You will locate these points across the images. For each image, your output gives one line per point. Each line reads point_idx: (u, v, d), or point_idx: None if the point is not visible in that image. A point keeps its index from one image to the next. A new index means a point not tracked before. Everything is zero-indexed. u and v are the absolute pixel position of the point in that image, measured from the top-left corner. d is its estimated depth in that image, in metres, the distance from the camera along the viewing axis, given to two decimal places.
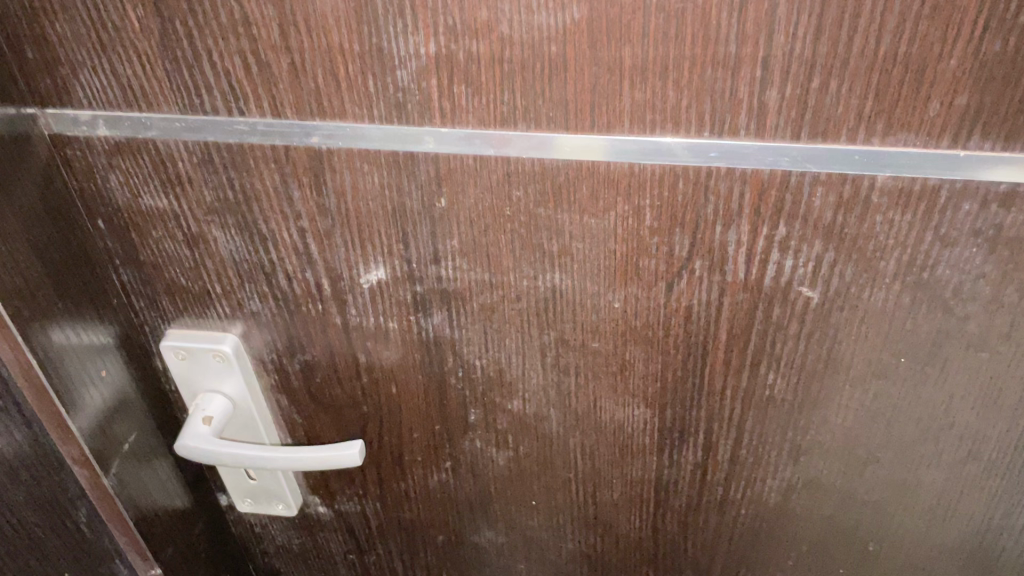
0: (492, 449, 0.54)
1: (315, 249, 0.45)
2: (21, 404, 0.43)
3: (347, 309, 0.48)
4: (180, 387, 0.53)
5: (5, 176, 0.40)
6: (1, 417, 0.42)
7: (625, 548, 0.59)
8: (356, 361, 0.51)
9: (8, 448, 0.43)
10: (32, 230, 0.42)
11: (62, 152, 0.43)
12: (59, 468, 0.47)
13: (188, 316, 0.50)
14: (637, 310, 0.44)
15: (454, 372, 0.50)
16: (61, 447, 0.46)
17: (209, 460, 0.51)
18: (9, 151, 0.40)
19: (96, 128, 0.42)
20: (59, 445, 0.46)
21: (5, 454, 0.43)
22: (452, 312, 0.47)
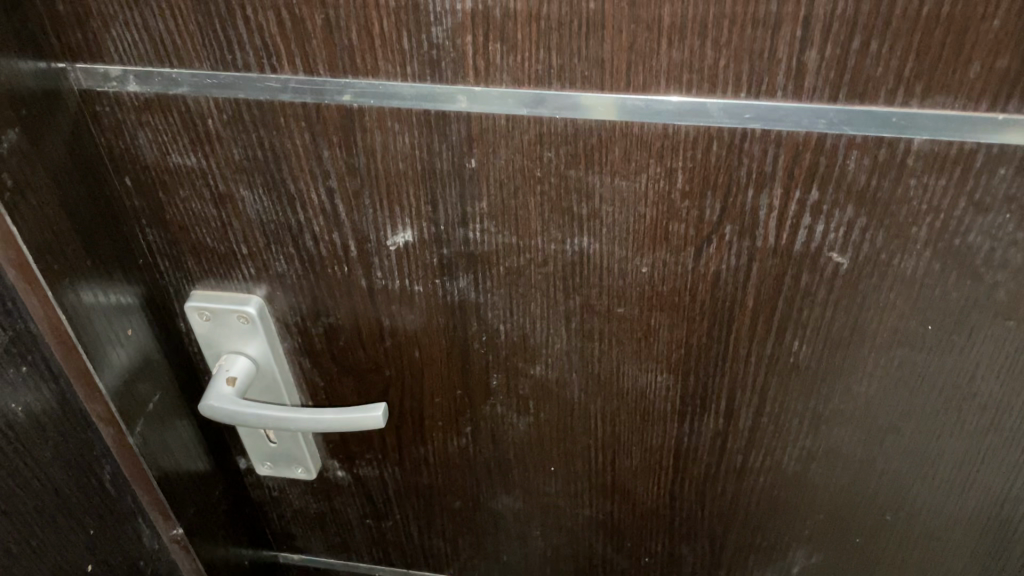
0: (513, 414, 0.55)
1: (343, 210, 0.45)
2: (49, 359, 0.43)
3: (373, 271, 0.48)
4: (204, 348, 0.53)
5: (36, 129, 0.40)
6: (32, 372, 0.42)
7: (641, 516, 0.59)
8: (379, 324, 0.51)
9: (38, 403, 0.43)
10: (62, 185, 0.42)
11: (92, 108, 0.43)
12: (86, 425, 0.47)
13: (213, 277, 0.50)
14: (665, 276, 0.44)
15: (478, 336, 0.50)
16: (87, 404, 0.47)
17: (233, 421, 0.51)
18: (40, 104, 0.40)
19: (127, 84, 0.42)
20: (86, 402, 0.47)
21: (36, 409, 0.43)
22: (478, 275, 0.47)
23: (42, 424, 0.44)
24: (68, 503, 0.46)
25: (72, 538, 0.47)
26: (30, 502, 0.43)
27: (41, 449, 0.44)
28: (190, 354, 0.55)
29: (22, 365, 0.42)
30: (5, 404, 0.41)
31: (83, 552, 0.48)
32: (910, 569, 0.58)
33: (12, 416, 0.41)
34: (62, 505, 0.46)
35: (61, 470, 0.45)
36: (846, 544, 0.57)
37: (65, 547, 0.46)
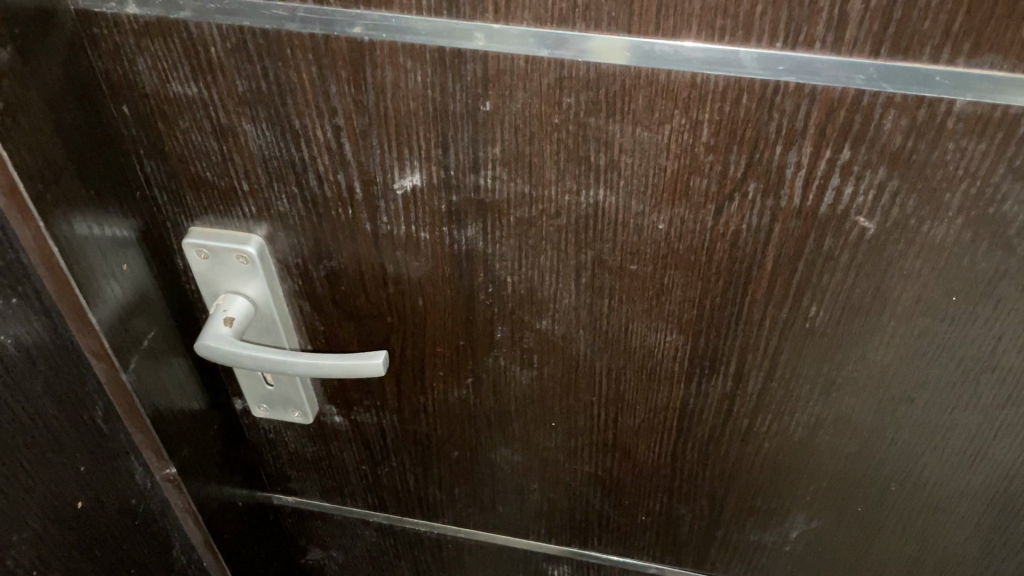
0: (516, 367, 0.53)
1: (350, 150, 0.43)
2: (41, 291, 0.42)
3: (378, 215, 0.46)
4: (201, 287, 0.52)
5: (31, 49, 0.38)
6: (22, 303, 0.41)
7: (642, 475, 0.59)
8: (383, 269, 0.49)
9: (29, 336, 0.42)
10: (56, 109, 0.40)
11: (89, 29, 0.41)
12: (79, 361, 0.46)
13: (212, 214, 0.48)
14: (681, 233, 0.43)
15: (484, 288, 0.49)
16: (80, 339, 0.45)
17: (230, 362, 0.50)
18: (35, 23, 0.38)
19: (126, 5, 0.40)
20: (79, 337, 0.45)
21: (27, 342, 0.42)
22: (487, 224, 0.45)
23: (32, 357, 0.42)
24: (58, 439, 0.45)
25: (61, 473, 0.46)
26: (19, 437, 0.42)
27: (31, 382, 0.42)
28: (188, 291, 0.54)
29: (13, 297, 0.40)
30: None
31: (73, 488, 0.47)
32: (909, 539, 0.57)
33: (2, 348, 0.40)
34: (52, 441, 0.45)
35: (51, 405, 0.44)
36: (846, 511, 0.56)
37: (54, 483, 0.45)
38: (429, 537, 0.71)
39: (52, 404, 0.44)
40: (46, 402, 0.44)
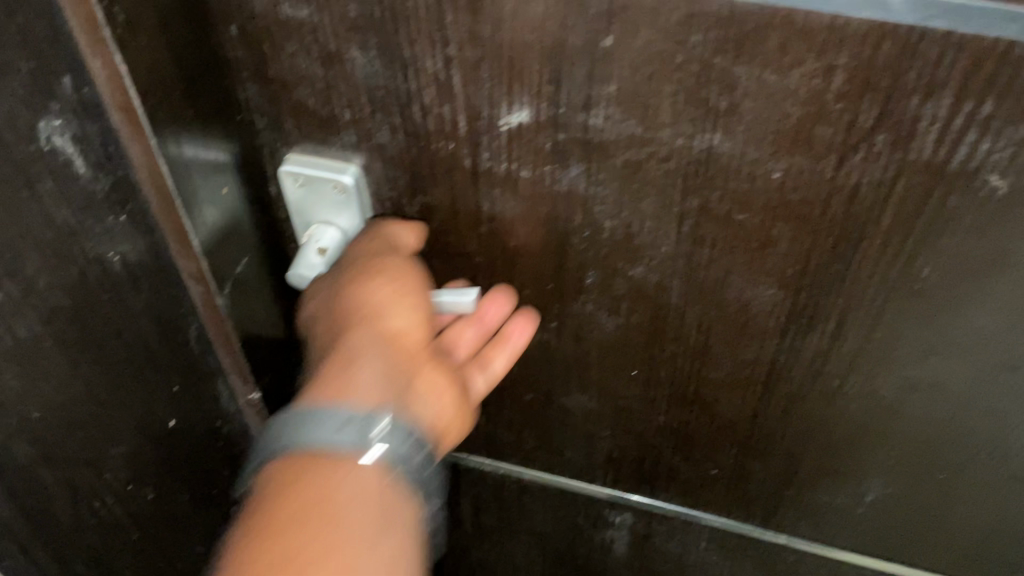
0: (602, 314, 0.53)
1: (459, 82, 0.42)
2: (146, 212, 0.43)
3: (480, 151, 0.45)
4: (293, 216, 0.52)
5: None
6: (129, 222, 0.42)
7: (719, 429, 0.58)
8: (478, 207, 0.49)
9: (135, 254, 0.43)
10: (169, 26, 0.40)
11: None
12: (176, 282, 0.46)
13: (311, 142, 0.48)
14: (797, 184, 0.41)
15: (581, 231, 0.48)
16: (178, 260, 0.46)
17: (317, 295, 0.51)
18: None
19: None
20: (177, 258, 0.45)
21: (132, 260, 0.43)
22: (592, 165, 0.44)
23: (135, 274, 0.43)
24: (155, 356, 0.46)
25: (156, 390, 0.47)
26: (121, 353, 0.43)
27: (133, 299, 0.43)
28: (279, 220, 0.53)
29: (121, 214, 0.41)
30: (102, 250, 0.40)
31: (166, 407, 0.48)
32: (991, 509, 0.56)
33: (108, 264, 0.41)
34: (150, 360, 0.45)
35: (150, 323, 0.45)
36: (927, 478, 0.55)
37: (149, 400, 0.46)
38: (493, 477, 0.72)
39: (151, 322, 0.45)
40: (146, 319, 0.44)
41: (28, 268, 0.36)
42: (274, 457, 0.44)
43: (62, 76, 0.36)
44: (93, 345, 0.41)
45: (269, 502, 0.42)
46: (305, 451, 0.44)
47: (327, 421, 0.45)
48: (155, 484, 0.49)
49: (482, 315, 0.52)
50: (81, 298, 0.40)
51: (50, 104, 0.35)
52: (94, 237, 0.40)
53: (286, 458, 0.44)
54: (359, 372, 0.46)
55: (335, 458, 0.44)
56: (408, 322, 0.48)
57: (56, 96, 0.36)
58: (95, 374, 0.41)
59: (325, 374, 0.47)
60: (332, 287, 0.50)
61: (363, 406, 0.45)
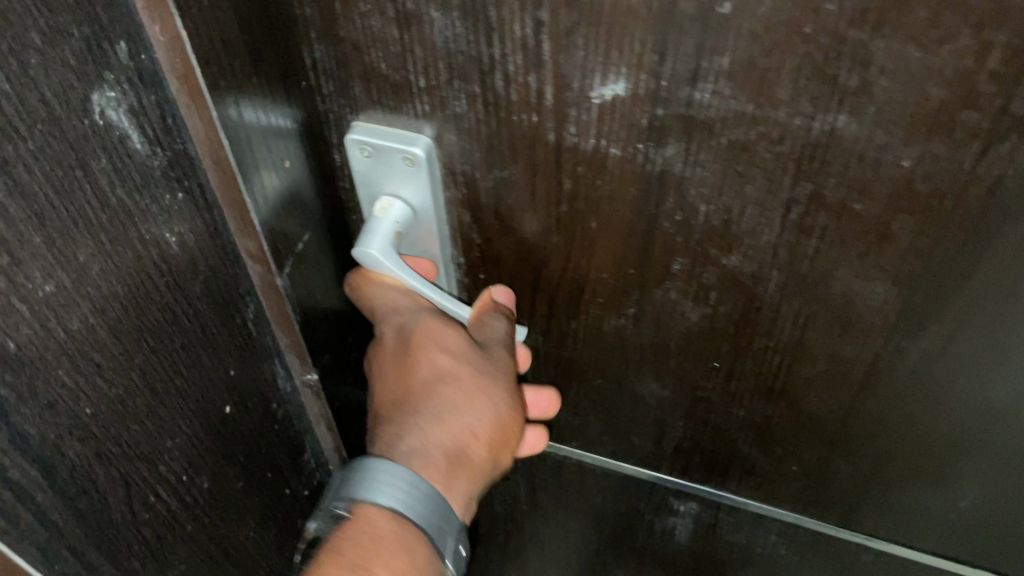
0: (687, 302, 0.49)
1: (549, 49, 0.38)
2: (202, 182, 0.40)
3: (565, 126, 0.41)
4: (358, 186, 0.48)
5: None
6: (185, 198, 0.39)
7: (803, 426, 0.54)
8: (559, 185, 0.45)
9: (190, 235, 0.40)
10: None
11: None
12: (234, 261, 0.44)
13: (380, 109, 0.44)
14: (928, 173, 0.36)
15: (671, 215, 0.44)
16: (237, 238, 0.43)
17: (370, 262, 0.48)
18: None
19: None
20: (236, 236, 0.43)
21: (188, 241, 0.40)
22: (692, 144, 0.40)
23: (193, 257, 0.40)
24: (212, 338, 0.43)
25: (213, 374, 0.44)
26: (178, 338, 0.40)
27: (191, 283, 0.41)
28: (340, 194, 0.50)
29: (178, 192, 0.38)
30: (159, 231, 0.37)
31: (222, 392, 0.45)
32: None
33: (165, 246, 0.38)
34: (215, 326, 0.43)
35: (207, 306, 0.42)
36: None
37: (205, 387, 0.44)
38: (553, 458, 0.69)
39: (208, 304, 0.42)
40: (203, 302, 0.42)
41: (77, 267, 0.33)
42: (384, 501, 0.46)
43: (118, 42, 0.32)
44: (150, 336, 0.38)
45: (369, 553, 0.44)
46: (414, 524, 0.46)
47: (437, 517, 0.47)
48: (221, 452, 0.47)
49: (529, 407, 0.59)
50: (138, 288, 0.37)
51: (105, 75, 0.32)
52: (149, 218, 0.37)
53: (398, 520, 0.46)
54: (462, 484, 0.49)
55: (430, 549, 0.47)
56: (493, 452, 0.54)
57: (111, 66, 0.32)
58: (152, 366, 0.39)
59: (444, 453, 0.49)
60: (466, 368, 0.50)
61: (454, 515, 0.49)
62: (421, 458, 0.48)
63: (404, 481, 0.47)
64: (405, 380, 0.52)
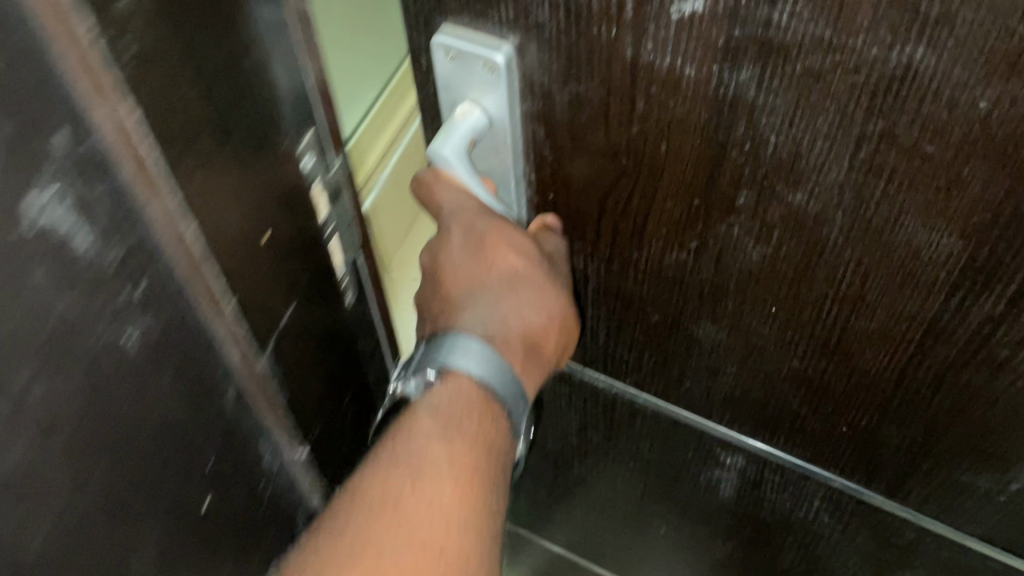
0: (749, 240, 0.49)
1: None
2: (170, 275, 0.40)
3: (643, 42, 0.42)
4: (441, 90, 0.50)
5: None
6: (148, 298, 0.39)
7: (856, 385, 0.54)
8: (632, 105, 0.45)
9: (155, 334, 0.40)
10: None
11: None
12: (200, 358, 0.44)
13: (468, 12, 0.45)
14: (1007, 117, 0.35)
15: (740, 144, 0.44)
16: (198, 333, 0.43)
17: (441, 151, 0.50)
18: None
19: None
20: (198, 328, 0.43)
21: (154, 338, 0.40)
22: (766, 69, 0.39)
23: (156, 356, 0.40)
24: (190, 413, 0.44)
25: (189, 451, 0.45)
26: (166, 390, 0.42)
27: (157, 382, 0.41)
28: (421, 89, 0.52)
29: (138, 287, 0.38)
30: (120, 335, 0.37)
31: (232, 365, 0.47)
32: None
33: (128, 349, 0.38)
34: (192, 402, 0.44)
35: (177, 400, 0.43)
36: None
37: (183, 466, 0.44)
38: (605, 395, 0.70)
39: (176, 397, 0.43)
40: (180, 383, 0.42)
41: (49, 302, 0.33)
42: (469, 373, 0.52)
43: (53, 135, 0.31)
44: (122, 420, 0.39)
45: (458, 417, 0.50)
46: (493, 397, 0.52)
47: (512, 391, 0.53)
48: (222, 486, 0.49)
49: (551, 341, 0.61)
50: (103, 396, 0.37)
51: None
52: (110, 320, 0.36)
53: (482, 389, 0.52)
54: (533, 371, 0.55)
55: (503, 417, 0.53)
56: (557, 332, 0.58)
57: None
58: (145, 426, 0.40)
59: (522, 340, 0.54)
60: (541, 276, 0.54)
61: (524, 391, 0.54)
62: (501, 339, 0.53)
63: (489, 358, 0.52)
64: (480, 270, 0.54)
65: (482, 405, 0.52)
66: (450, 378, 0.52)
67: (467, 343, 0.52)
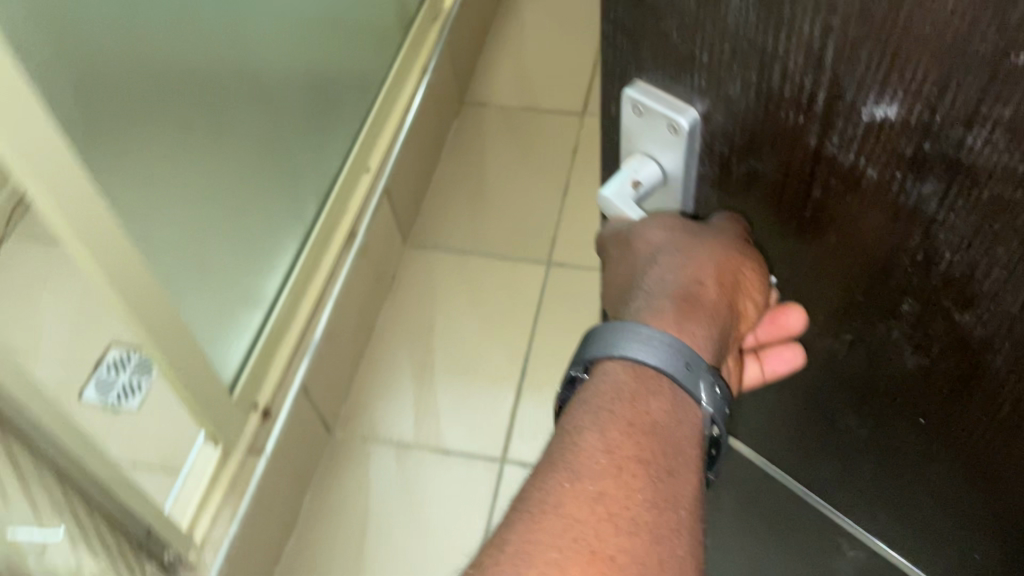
0: (908, 343, 0.48)
1: (831, 56, 0.38)
2: None
3: (829, 135, 0.41)
4: (624, 139, 0.52)
5: None
6: None
7: (998, 501, 0.52)
8: (809, 190, 0.45)
9: None
10: None
11: None
12: None
13: (661, 74, 0.47)
14: None
15: (912, 253, 0.43)
16: None
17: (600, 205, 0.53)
18: None
19: None
20: None
21: None
22: (952, 189, 0.38)
23: None
24: None
25: None
26: None
27: None
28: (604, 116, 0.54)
29: None
30: None
31: None
32: None
33: None
34: None
35: None
36: None
37: None
38: (747, 430, 0.73)
39: None
40: None
41: None
42: (617, 360, 0.48)
43: None
44: None
45: (607, 405, 0.47)
46: (650, 370, 0.47)
47: (681, 357, 0.47)
48: None
49: (769, 356, 0.56)
50: None
51: None
52: None
53: (638, 371, 0.47)
54: (702, 322, 0.50)
55: (673, 389, 0.47)
56: (752, 307, 0.52)
57: None
58: None
59: (673, 302, 0.50)
60: (684, 235, 0.51)
61: (701, 359, 0.48)
62: (651, 310, 0.50)
63: (643, 334, 0.47)
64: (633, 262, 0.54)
65: (636, 388, 0.47)
66: (605, 368, 0.48)
67: (614, 327, 0.48)
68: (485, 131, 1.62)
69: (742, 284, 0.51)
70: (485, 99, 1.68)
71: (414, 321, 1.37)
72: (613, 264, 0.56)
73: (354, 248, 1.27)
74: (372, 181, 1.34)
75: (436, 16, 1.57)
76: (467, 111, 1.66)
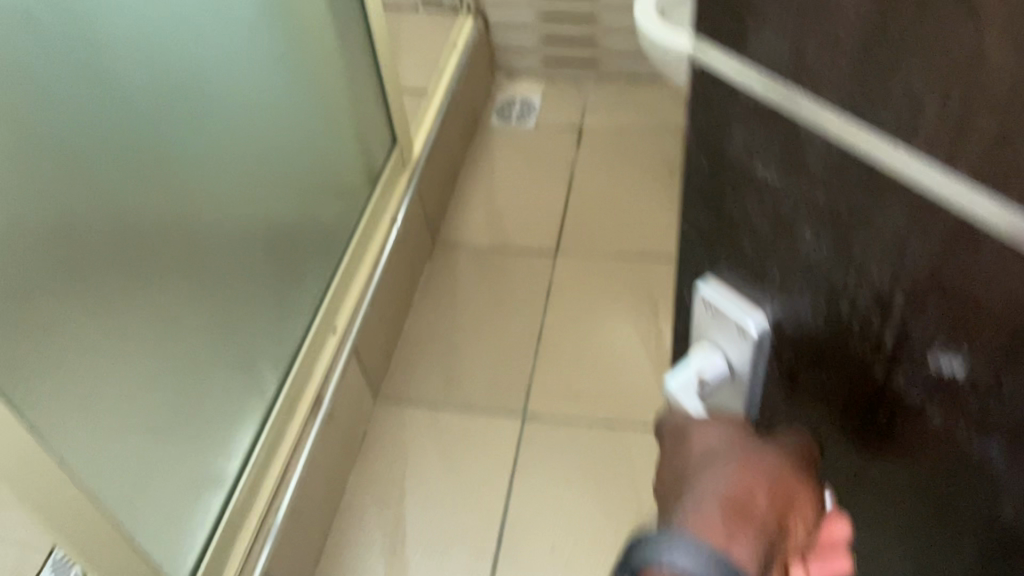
0: (963, 544, 0.52)
1: (903, 290, 0.45)
2: None
3: (894, 354, 0.48)
4: (697, 313, 0.63)
5: (719, 100, 0.48)
6: None
7: None
8: (873, 390, 0.52)
9: None
10: (695, 120, 0.51)
11: (711, 93, 0.49)
12: None
13: (746, 278, 0.57)
14: None
15: (972, 468, 0.48)
16: None
17: None
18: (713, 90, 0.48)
19: (769, 82, 0.44)
20: None
21: None
22: (1008, 423, 0.43)
23: None
24: None
25: None
26: None
27: None
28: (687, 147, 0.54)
29: None
30: None
31: None
32: None
33: None
34: None
35: None
36: None
37: None
38: None
39: None
40: None
41: None
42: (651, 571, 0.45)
43: None
44: None
45: None
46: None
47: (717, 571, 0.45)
48: None
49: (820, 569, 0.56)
50: None
51: None
52: None
53: None
54: (744, 537, 0.50)
55: None
56: (800, 531, 0.55)
57: None
58: None
59: (718, 510, 0.51)
60: (739, 459, 0.56)
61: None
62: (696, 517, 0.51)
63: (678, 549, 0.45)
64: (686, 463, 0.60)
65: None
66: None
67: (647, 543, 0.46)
68: (457, 284, 1.77)
69: (795, 504, 0.55)
70: (455, 240, 1.87)
71: (382, 479, 1.47)
72: (670, 461, 0.63)
73: (321, 416, 1.32)
74: (337, 343, 1.40)
75: (405, 165, 1.70)
76: (439, 256, 1.84)
